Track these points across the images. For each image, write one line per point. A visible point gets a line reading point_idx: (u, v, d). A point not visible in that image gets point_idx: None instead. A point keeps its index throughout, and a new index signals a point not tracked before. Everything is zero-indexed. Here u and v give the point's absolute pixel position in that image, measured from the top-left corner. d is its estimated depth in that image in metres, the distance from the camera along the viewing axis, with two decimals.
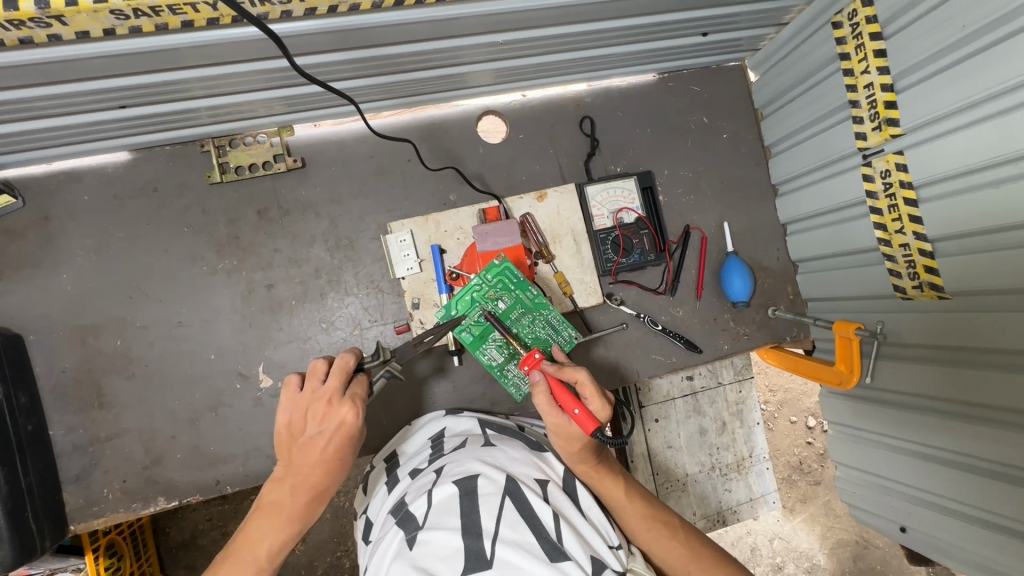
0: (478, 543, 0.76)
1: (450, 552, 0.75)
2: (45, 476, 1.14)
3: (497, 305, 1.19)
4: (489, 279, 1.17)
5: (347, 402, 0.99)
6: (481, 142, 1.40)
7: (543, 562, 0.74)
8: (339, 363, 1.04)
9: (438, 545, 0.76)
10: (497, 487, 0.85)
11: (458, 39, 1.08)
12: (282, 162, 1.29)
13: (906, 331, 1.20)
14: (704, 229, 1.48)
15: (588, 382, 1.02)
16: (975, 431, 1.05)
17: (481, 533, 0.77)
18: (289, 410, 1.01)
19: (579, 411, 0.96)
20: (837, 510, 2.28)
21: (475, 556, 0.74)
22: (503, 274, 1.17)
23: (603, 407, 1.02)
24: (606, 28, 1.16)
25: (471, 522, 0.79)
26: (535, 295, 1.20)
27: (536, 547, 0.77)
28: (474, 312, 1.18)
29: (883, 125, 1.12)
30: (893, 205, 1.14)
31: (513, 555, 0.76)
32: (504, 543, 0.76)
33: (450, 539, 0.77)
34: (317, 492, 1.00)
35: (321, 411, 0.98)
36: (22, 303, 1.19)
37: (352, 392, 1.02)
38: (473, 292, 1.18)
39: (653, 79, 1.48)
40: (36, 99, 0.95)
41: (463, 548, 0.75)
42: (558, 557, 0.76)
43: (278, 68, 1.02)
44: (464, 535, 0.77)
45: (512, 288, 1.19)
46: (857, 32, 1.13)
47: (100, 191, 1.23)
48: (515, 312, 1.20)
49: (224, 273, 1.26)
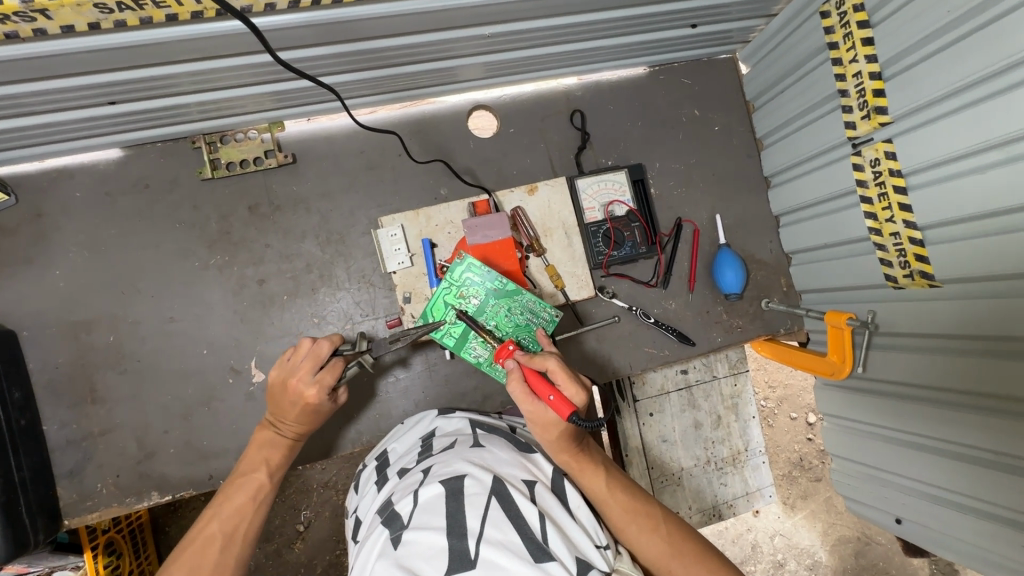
0: (462, 543, 0.76)
1: (434, 552, 0.75)
2: (39, 471, 1.15)
3: (469, 303, 1.20)
4: (455, 279, 1.20)
5: (316, 385, 1.08)
6: (472, 137, 1.40)
7: (527, 563, 0.74)
8: (316, 349, 1.11)
9: (422, 545, 0.76)
10: (483, 488, 0.85)
11: (445, 32, 1.09)
12: (272, 157, 1.29)
13: (899, 320, 1.19)
14: (696, 222, 1.48)
15: (560, 370, 1.02)
16: (968, 419, 1.05)
17: (466, 533, 0.77)
18: (276, 374, 1.12)
19: (553, 398, 0.95)
20: (838, 506, 2.27)
21: (460, 555, 0.74)
22: (466, 272, 1.20)
23: (578, 392, 1.01)
24: (593, 20, 1.17)
25: (456, 521, 0.79)
26: (502, 283, 1.20)
27: (521, 548, 0.77)
28: (449, 313, 1.20)
29: (872, 114, 1.11)
30: (883, 193, 1.14)
31: (498, 557, 0.75)
32: (489, 544, 0.76)
33: (434, 538, 0.77)
34: (311, 426, 1.15)
35: (293, 387, 1.08)
36: (16, 301, 1.20)
37: (321, 379, 1.09)
38: (444, 297, 1.21)
39: (644, 72, 1.48)
40: (25, 95, 0.96)
41: (448, 547, 0.75)
42: (542, 557, 0.76)
43: (267, 62, 1.03)
44: (448, 535, 0.77)
45: (479, 283, 1.20)
46: (845, 21, 1.12)
47: (92, 187, 1.24)
48: (489, 306, 1.20)
49: (216, 268, 1.27)
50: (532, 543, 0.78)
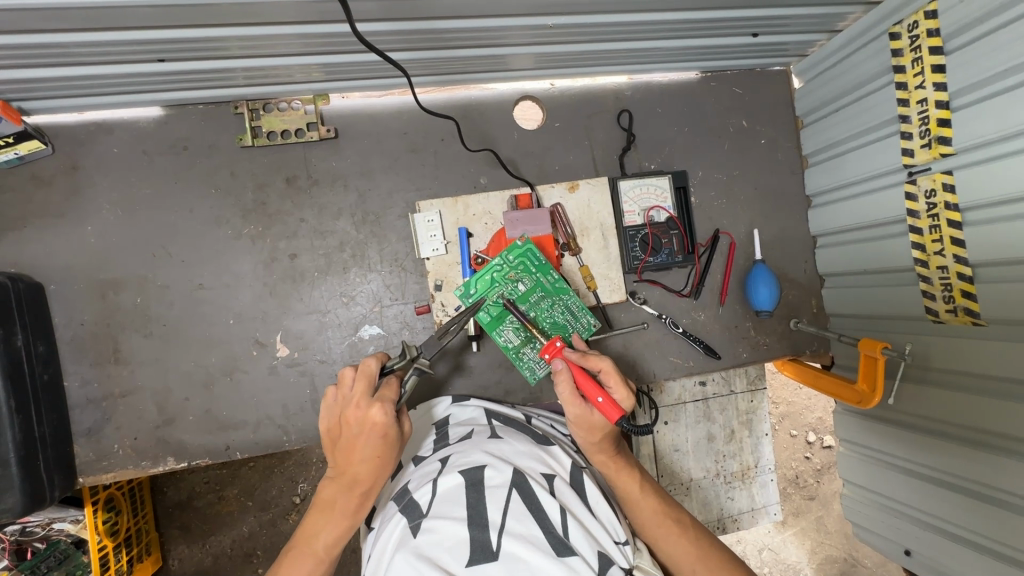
0: (484, 535, 0.74)
1: (455, 543, 0.73)
2: (58, 427, 1.14)
3: (517, 287, 1.19)
4: (510, 260, 1.18)
5: (377, 403, 0.96)
6: (516, 127, 1.37)
7: (548, 557, 0.72)
8: (365, 369, 1.02)
9: (442, 534, 0.75)
10: (504, 479, 0.82)
11: (506, 19, 1.06)
12: (314, 130, 1.26)
13: (933, 354, 1.17)
14: (733, 235, 1.46)
15: (611, 372, 1.01)
16: (997, 461, 1.04)
17: (487, 525, 0.75)
18: (326, 417, 1.00)
19: (603, 400, 0.96)
20: (829, 526, 2.28)
21: (481, 547, 0.73)
22: (525, 256, 1.18)
23: (628, 396, 1.01)
24: (655, 20, 1.14)
25: (476, 513, 0.77)
26: (555, 279, 1.20)
27: (543, 541, 0.74)
28: (493, 292, 1.18)
29: (933, 143, 1.09)
30: (935, 226, 1.12)
31: (519, 549, 0.73)
32: (510, 536, 0.74)
33: (455, 529, 0.75)
34: (377, 475, 0.96)
35: (351, 418, 0.96)
36: (44, 253, 1.18)
37: (381, 395, 0.98)
38: (493, 273, 1.18)
39: (695, 77, 1.45)
40: (75, 45, 0.93)
41: (469, 539, 0.74)
42: (564, 552, 0.73)
43: (323, 33, 1.01)
44: (469, 526, 0.76)
45: (533, 271, 1.19)
46: (915, 45, 1.10)
47: (130, 145, 1.21)
48: (534, 296, 1.20)
49: (249, 239, 1.25)
50: (553, 537, 0.75)
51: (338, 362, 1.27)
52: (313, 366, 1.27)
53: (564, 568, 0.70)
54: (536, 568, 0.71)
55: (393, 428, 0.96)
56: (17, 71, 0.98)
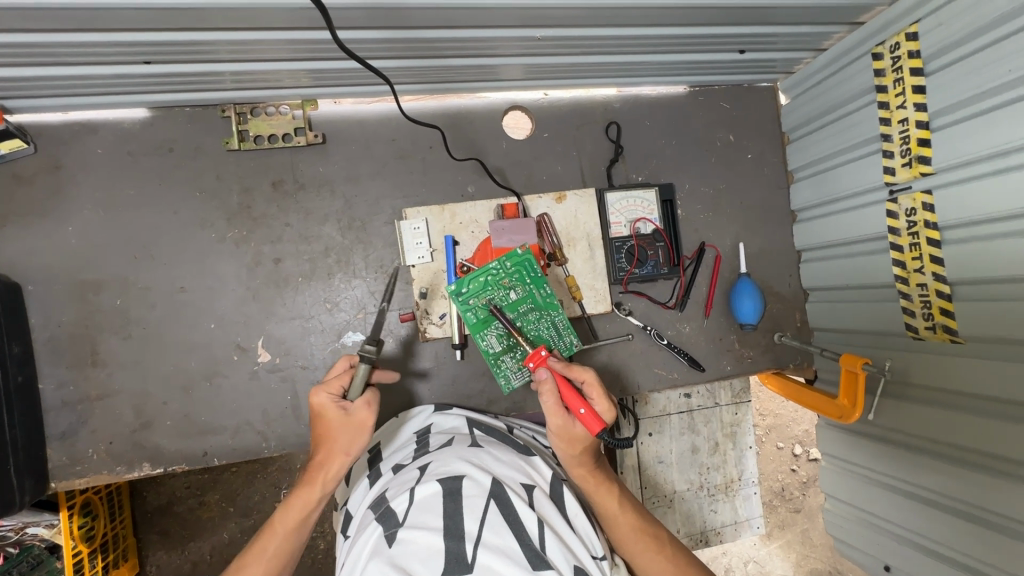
0: (459, 546, 0.73)
1: (429, 554, 0.72)
2: (31, 429, 1.12)
3: (508, 295, 1.18)
4: (507, 267, 1.16)
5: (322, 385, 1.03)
6: (506, 137, 1.37)
7: (523, 570, 0.71)
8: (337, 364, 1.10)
9: (417, 545, 0.73)
10: (482, 490, 0.82)
11: (494, 30, 1.07)
12: (302, 135, 1.26)
13: (913, 371, 1.18)
14: (719, 248, 1.47)
15: (594, 385, 1.02)
16: (973, 478, 1.05)
17: (463, 536, 0.74)
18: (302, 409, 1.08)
19: (585, 412, 0.96)
20: (814, 539, 2.28)
21: (456, 559, 0.71)
22: (522, 265, 1.17)
23: (609, 408, 1.02)
24: (643, 35, 1.15)
25: (453, 523, 0.76)
26: (548, 293, 1.19)
27: (519, 553, 0.73)
28: (485, 295, 1.17)
29: (914, 162, 1.10)
30: (915, 243, 1.13)
31: (495, 562, 0.72)
32: (486, 548, 0.73)
33: (430, 539, 0.74)
34: (330, 458, 1.00)
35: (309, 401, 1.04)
36: (23, 252, 1.16)
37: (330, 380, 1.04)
38: (487, 275, 1.16)
39: (683, 91, 1.47)
40: (59, 45, 0.92)
41: (444, 550, 0.72)
42: (540, 565, 0.73)
43: (312, 40, 1.01)
44: (444, 537, 0.74)
45: (527, 282, 1.18)
46: (897, 66, 1.11)
47: (115, 145, 1.20)
48: (524, 305, 1.19)
49: (233, 242, 1.24)
50: (530, 550, 0.75)
51: (320, 369, 1.26)
52: (295, 371, 1.26)
53: None
54: None
55: (338, 407, 1.00)
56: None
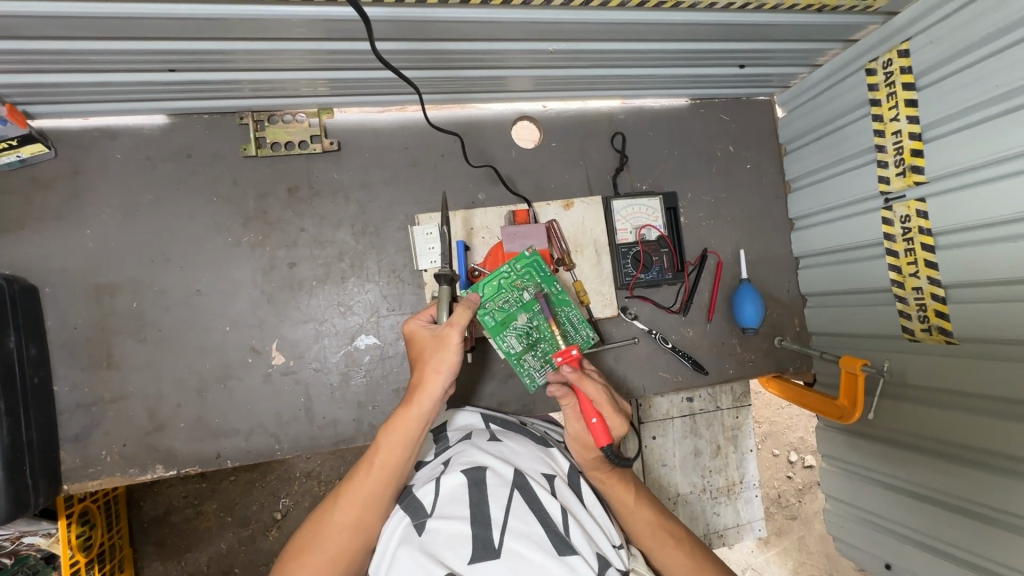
0: (486, 533, 0.76)
1: (457, 540, 0.75)
2: (45, 431, 1.12)
3: (522, 295, 1.19)
4: (518, 269, 1.20)
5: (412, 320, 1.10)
6: (515, 146, 1.41)
7: (548, 555, 0.74)
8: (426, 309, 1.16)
9: (445, 534, 0.76)
10: (504, 479, 0.84)
11: (508, 44, 1.11)
12: (317, 143, 1.29)
13: (909, 372, 1.23)
14: (721, 254, 1.51)
15: (603, 401, 1.03)
16: (971, 474, 1.09)
17: (490, 523, 0.77)
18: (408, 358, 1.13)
19: (595, 421, 0.97)
20: (810, 545, 2.31)
21: (484, 545, 0.74)
22: (532, 266, 1.20)
23: (620, 425, 1.05)
24: (650, 49, 1.20)
25: (479, 511, 0.79)
26: (559, 290, 1.22)
27: (543, 539, 0.76)
28: (500, 298, 1.18)
29: (908, 171, 1.16)
30: (909, 248, 1.18)
31: (522, 547, 0.75)
32: (512, 535, 0.76)
33: (459, 526, 0.77)
34: (422, 377, 1.00)
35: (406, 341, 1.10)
36: (38, 255, 1.17)
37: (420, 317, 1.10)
38: (500, 279, 1.18)
39: (685, 104, 1.52)
40: (90, 52, 0.95)
41: (472, 536, 0.75)
42: (565, 550, 0.75)
43: (334, 50, 1.04)
44: (472, 524, 0.77)
45: (538, 281, 1.21)
46: (890, 81, 1.17)
47: (133, 150, 1.22)
48: (538, 305, 1.21)
49: (248, 246, 1.26)
50: (554, 536, 0.77)
51: (334, 372, 1.28)
52: (308, 374, 1.27)
53: (565, 567, 0.72)
54: (538, 566, 0.72)
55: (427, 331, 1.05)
56: (29, 76, 1.00)
